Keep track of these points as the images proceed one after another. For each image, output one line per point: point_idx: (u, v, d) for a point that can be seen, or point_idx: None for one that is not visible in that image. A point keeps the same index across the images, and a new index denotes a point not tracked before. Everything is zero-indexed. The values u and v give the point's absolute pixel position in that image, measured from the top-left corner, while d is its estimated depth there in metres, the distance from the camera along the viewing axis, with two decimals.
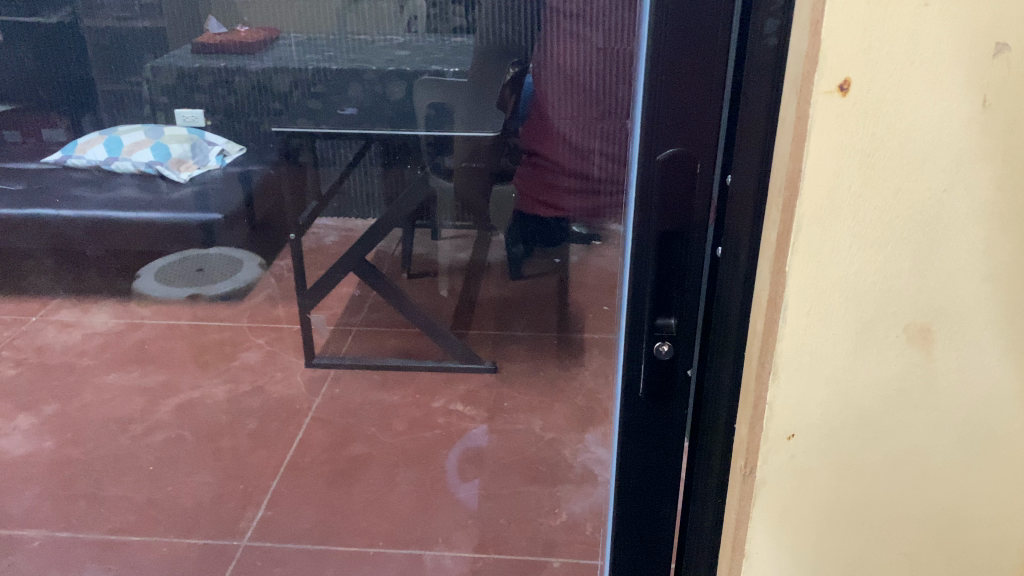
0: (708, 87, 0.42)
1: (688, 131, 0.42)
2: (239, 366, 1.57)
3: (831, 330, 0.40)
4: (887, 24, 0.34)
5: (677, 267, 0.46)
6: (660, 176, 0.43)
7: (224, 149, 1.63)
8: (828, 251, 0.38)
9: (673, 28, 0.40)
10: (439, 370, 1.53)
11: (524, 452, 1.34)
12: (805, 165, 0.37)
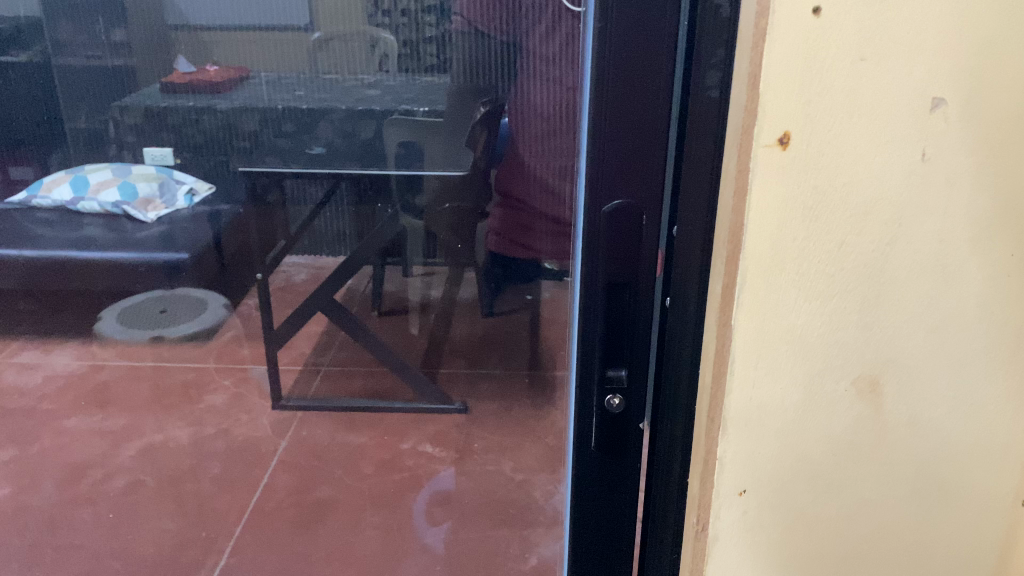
0: (653, 138, 0.41)
1: (633, 183, 0.42)
2: (204, 409, 1.54)
3: (779, 382, 0.40)
4: (823, 77, 0.34)
5: (625, 317, 0.45)
6: (607, 227, 0.43)
7: (192, 188, 1.70)
8: (772, 304, 0.38)
9: (617, 77, 0.40)
10: (408, 410, 1.51)
11: (494, 495, 1.32)
12: (748, 218, 0.37)
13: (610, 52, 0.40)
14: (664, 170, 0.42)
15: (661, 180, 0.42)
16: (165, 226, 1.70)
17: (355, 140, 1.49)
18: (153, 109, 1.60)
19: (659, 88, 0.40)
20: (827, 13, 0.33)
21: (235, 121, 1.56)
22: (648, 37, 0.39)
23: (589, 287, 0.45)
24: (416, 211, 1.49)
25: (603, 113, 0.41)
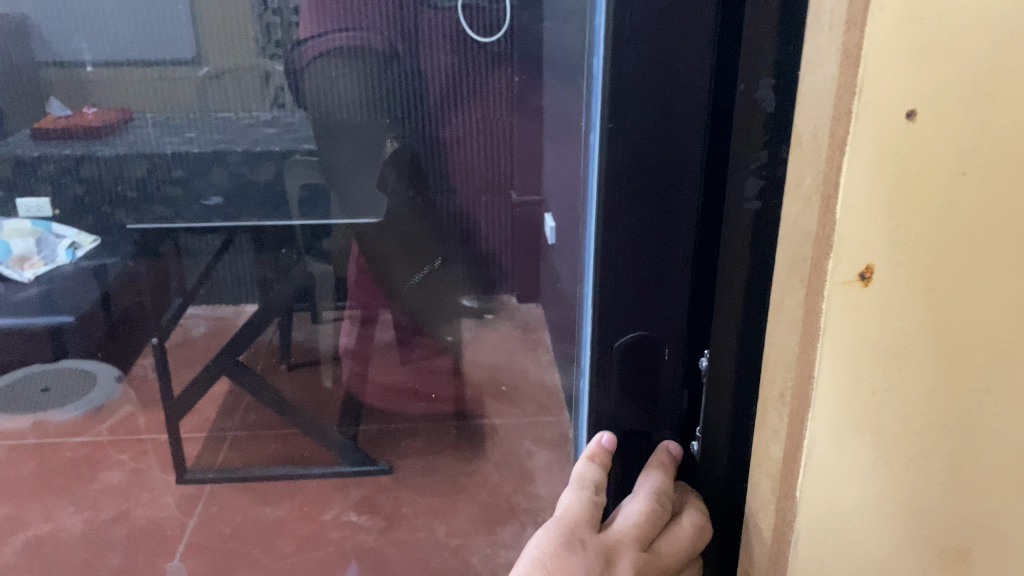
0: (675, 259, 0.40)
1: (652, 305, 0.42)
2: (99, 489, 1.38)
3: (854, 555, 0.33)
4: (916, 200, 0.28)
5: (646, 423, 0.45)
6: (623, 354, 0.43)
7: (75, 241, 1.71)
8: (845, 466, 0.32)
9: (631, 198, 0.39)
10: (327, 477, 1.36)
11: (429, 564, 1.15)
12: (818, 369, 0.30)
13: (621, 153, 0.38)
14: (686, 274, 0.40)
15: (681, 288, 0.41)
16: (44, 285, 1.69)
17: (253, 187, 1.55)
18: (26, 158, 1.66)
19: (680, 191, 0.39)
20: (924, 118, 0.27)
21: (125, 167, 1.62)
22: (664, 141, 0.38)
23: (602, 385, 0.45)
24: (323, 256, 1.50)
25: (612, 217, 0.40)
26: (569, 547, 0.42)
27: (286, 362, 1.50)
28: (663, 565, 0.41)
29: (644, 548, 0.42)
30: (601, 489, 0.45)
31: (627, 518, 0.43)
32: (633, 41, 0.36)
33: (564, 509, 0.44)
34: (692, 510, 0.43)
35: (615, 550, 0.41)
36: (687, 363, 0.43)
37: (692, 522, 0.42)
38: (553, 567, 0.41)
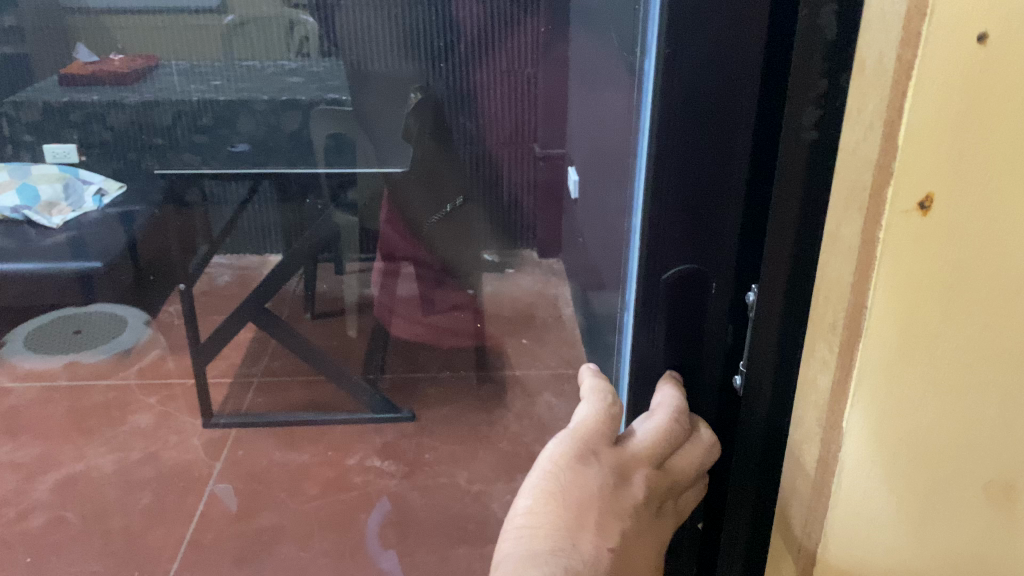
0: (728, 189, 0.45)
1: (705, 234, 0.47)
2: (129, 430, 1.62)
3: (904, 452, 0.39)
4: (976, 140, 0.33)
5: (690, 351, 0.51)
6: (675, 283, 0.49)
7: (100, 188, 1.96)
8: (900, 373, 0.37)
9: (688, 134, 0.44)
10: (349, 422, 1.63)
11: (452, 510, 1.38)
12: (874, 285, 0.36)
13: (678, 83, 0.43)
14: (735, 202, 0.45)
15: (734, 216, 0.46)
16: (71, 231, 1.77)
17: (280, 135, 1.78)
18: (56, 105, 1.95)
19: (733, 123, 0.44)
20: (992, 41, 0.31)
21: (147, 116, 1.97)
22: (720, 75, 0.43)
23: (650, 310, 0.50)
24: (349, 208, 1.69)
25: (665, 143, 0.45)
26: (587, 457, 0.48)
27: (311, 311, 1.82)
28: (676, 476, 0.50)
29: (657, 463, 0.49)
30: (613, 403, 0.52)
31: (645, 434, 0.50)
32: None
33: (581, 422, 0.51)
34: (700, 434, 0.51)
35: (631, 464, 0.49)
36: (734, 295, 0.48)
37: (706, 440, 0.51)
38: (572, 478, 0.47)
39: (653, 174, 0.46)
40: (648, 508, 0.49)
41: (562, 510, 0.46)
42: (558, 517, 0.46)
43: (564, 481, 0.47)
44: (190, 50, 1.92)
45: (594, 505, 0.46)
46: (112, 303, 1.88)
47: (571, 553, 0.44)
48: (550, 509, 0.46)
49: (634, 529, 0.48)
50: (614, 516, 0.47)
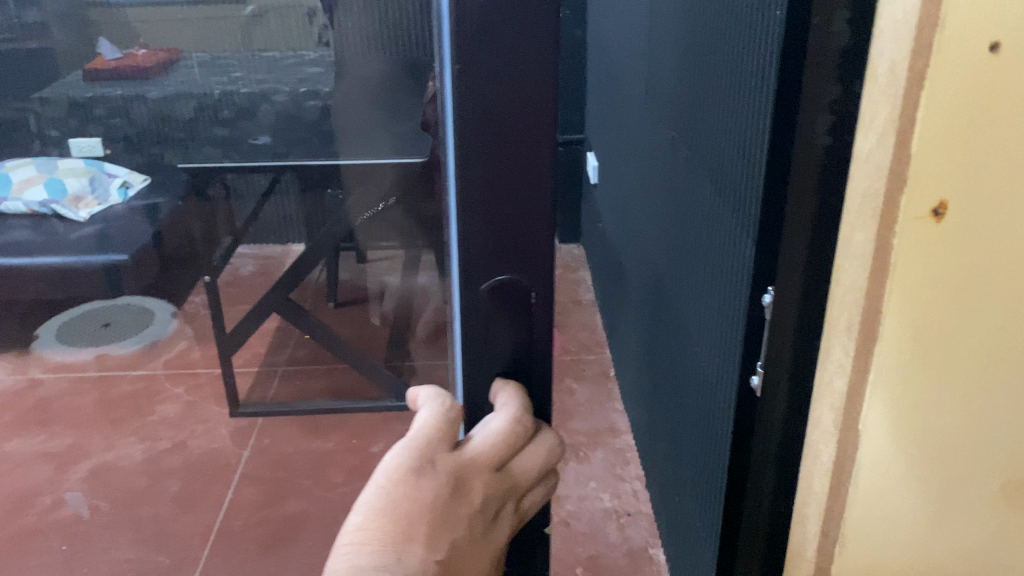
0: (535, 208, 0.47)
1: (517, 253, 0.49)
2: (156, 420, 1.73)
3: (929, 406, 0.47)
4: (981, 145, 0.40)
5: (509, 359, 0.53)
6: (493, 300, 0.50)
7: (125, 180, 2.09)
8: (926, 341, 0.45)
9: (487, 154, 0.45)
10: (373, 409, 1.74)
11: None
12: (893, 270, 0.42)
13: (472, 103, 0.44)
14: (545, 212, 0.47)
15: (544, 228, 0.48)
16: (99, 226, 1.93)
17: (302, 124, 1.92)
18: (78, 99, 2.10)
19: (532, 138, 0.45)
20: (1002, 50, 0.38)
21: (168, 108, 2.11)
22: (516, 90, 0.44)
23: (472, 325, 0.51)
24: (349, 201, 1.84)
25: (468, 164, 0.46)
26: (423, 468, 0.51)
27: (334, 299, 1.99)
28: (511, 479, 0.55)
29: (491, 467, 0.54)
30: (453, 408, 0.56)
31: (485, 437, 0.54)
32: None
33: (419, 430, 0.54)
34: (543, 434, 0.57)
35: (469, 472, 0.52)
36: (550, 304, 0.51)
37: (543, 446, 0.57)
38: (404, 491, 0.50)
39: (461, 188, 0.46)
40: (482, 511, 0.53)
41: (390, 527, 0.49)
42: (386, 532, 0.49)
43: (394, 498, 0.50)
44: (207, 41, 2.03)
45: (425, 516, 0.50)
46: (142, 297, 2.00)
47: (394, 567, 0.48)
48: (378, 525, 0.49)
49: (467, 535, 0.51)
50: (444, 525, 0.50)
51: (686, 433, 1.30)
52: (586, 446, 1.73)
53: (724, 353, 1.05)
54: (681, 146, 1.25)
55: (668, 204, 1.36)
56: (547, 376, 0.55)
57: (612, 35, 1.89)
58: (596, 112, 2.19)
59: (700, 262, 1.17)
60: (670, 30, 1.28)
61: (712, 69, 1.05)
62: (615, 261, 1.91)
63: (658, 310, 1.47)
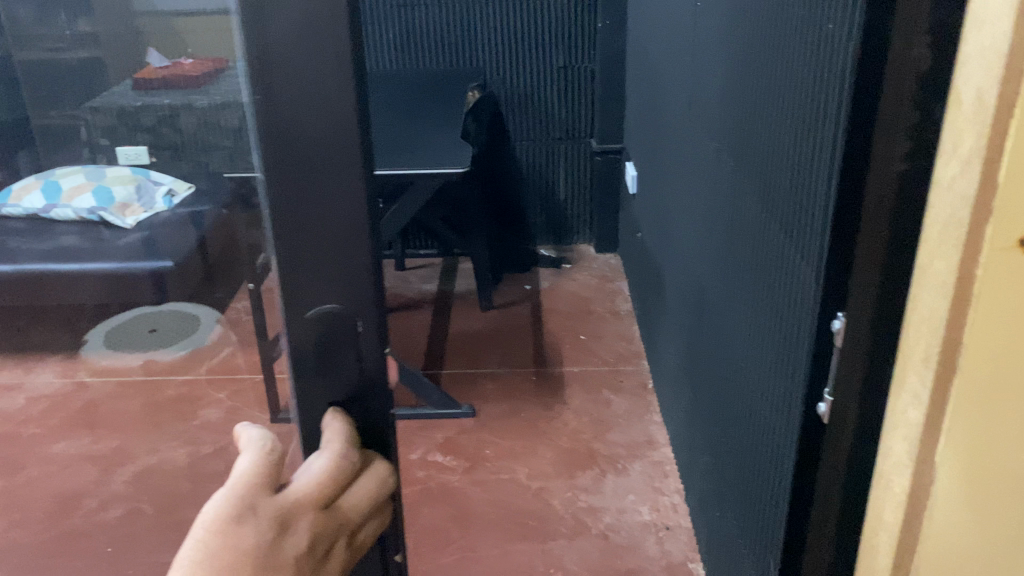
0: (351, 232, 0.47)
1: (339, 283, 0.49)
2: (199, 425, 1.77)
3: (1007, 407, 0.53)
4: None
5: (349, 387, 0.52)
6: (321, 328, 0.50)
7: (170, 188, 2.17)
8: (1004, 350, 0.51)
9: (291, 178, 0.45)
10: (414, 418, 1.86)
11: (514, 504, 1.60)
12: (980, 288, 0.49)
13: (275, 128, 0.44)
14: (362, 232, 0.47)
15: (361, 249, 0.48)
16: (145, 232, 2.06)
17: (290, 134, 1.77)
18: (127, 108, 2.20)
19: (337, 160, 0.45)
20: None
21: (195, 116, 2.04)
22: (317, 112, 0.44)
23: (297, 353, 0.50)
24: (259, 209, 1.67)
25: (277, 189, 0.46)
26: (243, 515, 0.46)
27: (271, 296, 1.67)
28: (346, 514, 0.51)
29: (323, 507, 0.49)
30: (273, 447, 0.51)
31: (310, 474, 0.50)
32: (263, 22, 0.42)
33: (239, 472, 0.49)
34: (376, 465, 0.53)
35: (295, 512, 0.48)
36: (377, 326, 0.51)
37: (377, 476, 0.53)
38: (225, 539, 0.45)
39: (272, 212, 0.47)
40: (312, 554, 0.48)
41: None
42: None
43: (212, 549, 0.45)
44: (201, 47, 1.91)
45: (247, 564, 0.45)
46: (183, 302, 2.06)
47: None
48: None
49: None
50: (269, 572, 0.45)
51: (726, 447, 1.31)
52: (625, 459, 1.72)
53: (775, 366, 1.05)
54: (726, 157, 1.25)
55: (711, 215, 1.36)
56: (383, 403, 0.53)
57: (652, 48, 1.90)
58: (634, 124, 2.21)
59: (746, 274, 1.17)
60: (717, 41, 1.29)
61: (763, 81, 1.06)
62: (655, 272, 1.90)
63: (699, 320, 1.47)
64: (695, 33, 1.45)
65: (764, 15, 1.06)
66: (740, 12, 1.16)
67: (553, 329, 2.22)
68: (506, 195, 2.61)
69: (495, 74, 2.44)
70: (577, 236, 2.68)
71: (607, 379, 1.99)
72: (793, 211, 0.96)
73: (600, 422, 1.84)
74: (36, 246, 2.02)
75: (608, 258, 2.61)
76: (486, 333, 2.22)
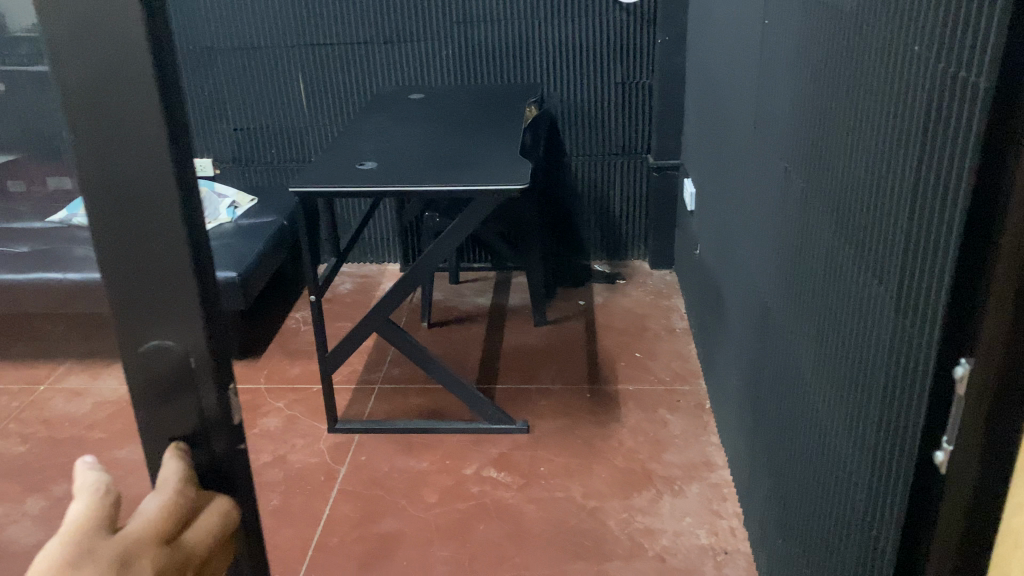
0: (175, 271, 0.47)
1: (166, 320, 0.49)
2: (260, 433, 1.87)
3: None
4: None
5: (193, 423, 0.52)
6: (155, 362, 0.50)
7: (234, 202, 2.38)
8: None
9: (110, 216, 0.45)
10: (468, 432, 1.86)
11: (570, 523, 1.60)
12: None
13: (93, 170, 0.45)
14: (187, 274, 0.47)
15: (188, 285, 0.48)
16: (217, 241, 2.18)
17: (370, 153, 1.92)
18: None
19: (153, 194, 0.45)
20: None
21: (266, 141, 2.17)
22: (125, 142, 0.44)
23: (137, 389, 0.51)
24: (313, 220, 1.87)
25: (97, 231, 0.46)
26: (78, 563, 0.45)
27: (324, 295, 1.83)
28: (188, 549, 0.50)
29: (162, 542, 0.49)
30: (106, 491, 0.49)
31: (145, 513, 0.49)
32: (75, 53, 0.42)
33: (68, 520, 0.47)
34: (216, 500, 0.53)
35: (134, 551, 0.47)
36: (215, 363, 0.51)
37: (215, 511, 0.52)
38: None
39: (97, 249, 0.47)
40: None
41: None
42: None
43: None
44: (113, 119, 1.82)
45: None
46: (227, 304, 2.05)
47: None
48: None
49: None
50: None
51: (789, 470, 1.30)
52: (682, 480, 1.70)
53: (846, 394, 1.04)
54: (796, 179, 1.24)
55: (778, 238, 1.34)
56: (229, 442, 0.54)
57: (715, 65, 1.89)
58: (693, 141, 2.20)
59: (816, 299, 1.15)
60: (788, 62, 1.27)
61: (839, 106, 1.04)
62: (716, 290, 1.87)
63: (763, 342, 1.45)
64: (764, 51, 1.43)
65: (834, 45, 1.06)
66: (814, 34, 1.15)
67: (608, 346, 2.21)
68: (561, 210, 2.60)
69: (553, 89, 2.44)
70: (630, 252, 2.67)
71: (663, 398, 1.97)
72: (869, 238, 0.94)
73: (657, 442, 1.82)
74: None
75: (664, 275, 2.59)
76: (540, 347, 2.22)
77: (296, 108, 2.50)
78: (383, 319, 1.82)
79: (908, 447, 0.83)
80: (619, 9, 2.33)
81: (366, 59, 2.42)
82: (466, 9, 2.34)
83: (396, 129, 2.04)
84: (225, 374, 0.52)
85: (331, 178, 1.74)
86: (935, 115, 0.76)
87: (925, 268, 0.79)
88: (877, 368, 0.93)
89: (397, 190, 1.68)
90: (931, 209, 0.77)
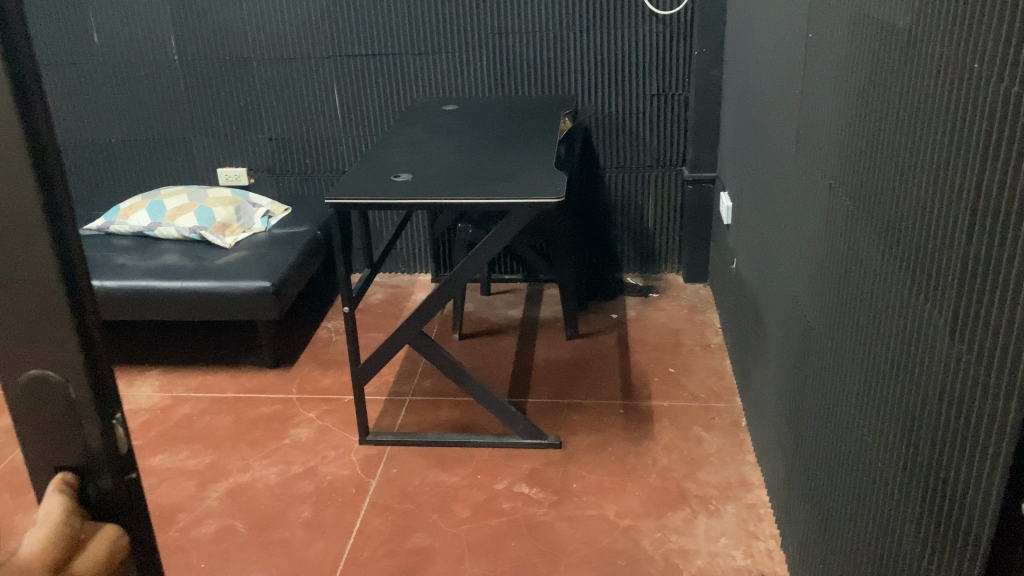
0: (49, 300, 0.45)
1: (47, 356, 0.47)
2: (290, 444, 1.87)
3: None
4: None
5: (80, 455, 0.50)
6: (37, 393, 0.48)
7: (268, 210, 2.40)
8: None
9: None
10: (500, 446, 1.84)
11: (602, 542, 1.57)
12: None
13: None
14: (61, 305, 0.45)
15: (61, 324, 0.46)
16: (249, 249, 2.20)
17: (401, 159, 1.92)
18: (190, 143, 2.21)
19: (21, 229, 0.43)
20: None
21: None
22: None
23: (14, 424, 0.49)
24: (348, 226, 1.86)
25: None
26: None
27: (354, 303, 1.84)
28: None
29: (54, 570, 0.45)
30: None
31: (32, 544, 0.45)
32: None
33: None
34: (107, 530, 0.50)
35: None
36: (96, 396, 0.49)
37: (111, 541, 0.49)
38: None
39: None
40: None
41: None
42: None
43: None
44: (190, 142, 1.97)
45: None
46: (261, 311, 2.05)
47: None
48: None
49: None
50: None
51: (831, 495, 1.27)
52: (717, 500, 1.67)
53: (894, 421, 1.01)
54: (842, 199, 1.21)
55: (822, 258, 1.31)
56: (119, 471, 0.51)
57: (755, 79, 1.86)
58: (730, 154, 2.18)
59: (863, 323, 1.13)
60: (833, 79, 1.25)
61: (890, 125, 1.01)
62: (754, 307, 1.84)
63: (804, 363, 1.42)
64: (807, 68, 1.41)
65: (883, 59, 1.04)
66: (862, 51, 1.12)
67: (640, 361, 2.18)
68: (595, 222, 2.58)
69: (588, 101, 2.42)
70: (664, 265, 2.64)
71: (698, 415, 1.94)
72: (922, 259, 0.92)
73: (692, 460, 1.79)
74: (127, 258, 2.18)
75: (698, 288, 2.56)
76: (572, 360, 2.20)
77: (331, 118, 2.50)
78: (416, 331, 1.81)
79: (969, 481, 0.80)
80: (655, 21, 2.31)
81: (401, 71, 2.42)
82: (501, 20, 2.34)
83: (430, 140, 2.03)
84: (110, 407, 0.50)
85: (366, 190, 1.73)
86: (999, 138, 0.74)
87: (990, 294, 0.76)
88: (931, 393, 0.90)
89: (432, 203, 1.67)
90: (994, 235, 0.75)
